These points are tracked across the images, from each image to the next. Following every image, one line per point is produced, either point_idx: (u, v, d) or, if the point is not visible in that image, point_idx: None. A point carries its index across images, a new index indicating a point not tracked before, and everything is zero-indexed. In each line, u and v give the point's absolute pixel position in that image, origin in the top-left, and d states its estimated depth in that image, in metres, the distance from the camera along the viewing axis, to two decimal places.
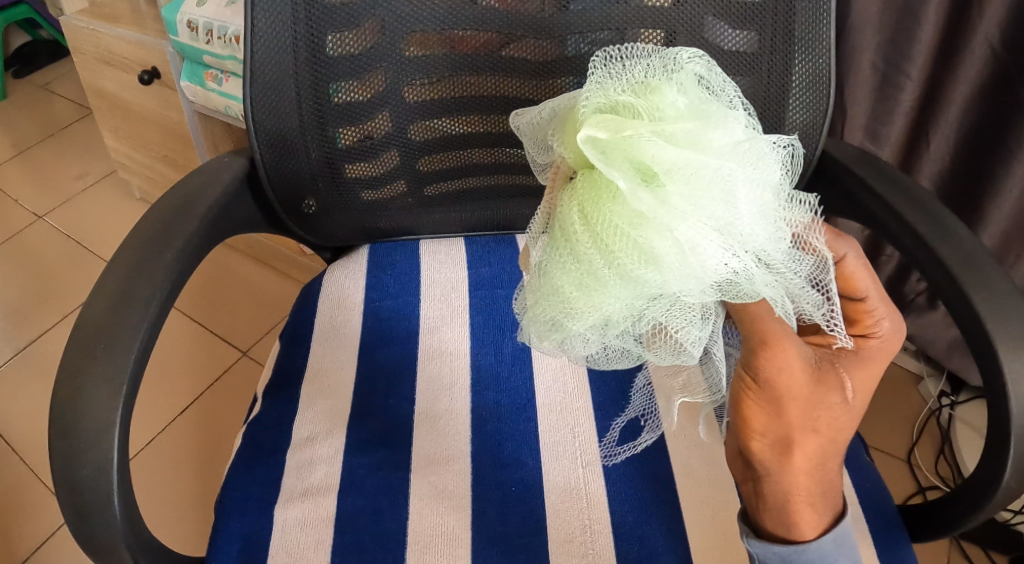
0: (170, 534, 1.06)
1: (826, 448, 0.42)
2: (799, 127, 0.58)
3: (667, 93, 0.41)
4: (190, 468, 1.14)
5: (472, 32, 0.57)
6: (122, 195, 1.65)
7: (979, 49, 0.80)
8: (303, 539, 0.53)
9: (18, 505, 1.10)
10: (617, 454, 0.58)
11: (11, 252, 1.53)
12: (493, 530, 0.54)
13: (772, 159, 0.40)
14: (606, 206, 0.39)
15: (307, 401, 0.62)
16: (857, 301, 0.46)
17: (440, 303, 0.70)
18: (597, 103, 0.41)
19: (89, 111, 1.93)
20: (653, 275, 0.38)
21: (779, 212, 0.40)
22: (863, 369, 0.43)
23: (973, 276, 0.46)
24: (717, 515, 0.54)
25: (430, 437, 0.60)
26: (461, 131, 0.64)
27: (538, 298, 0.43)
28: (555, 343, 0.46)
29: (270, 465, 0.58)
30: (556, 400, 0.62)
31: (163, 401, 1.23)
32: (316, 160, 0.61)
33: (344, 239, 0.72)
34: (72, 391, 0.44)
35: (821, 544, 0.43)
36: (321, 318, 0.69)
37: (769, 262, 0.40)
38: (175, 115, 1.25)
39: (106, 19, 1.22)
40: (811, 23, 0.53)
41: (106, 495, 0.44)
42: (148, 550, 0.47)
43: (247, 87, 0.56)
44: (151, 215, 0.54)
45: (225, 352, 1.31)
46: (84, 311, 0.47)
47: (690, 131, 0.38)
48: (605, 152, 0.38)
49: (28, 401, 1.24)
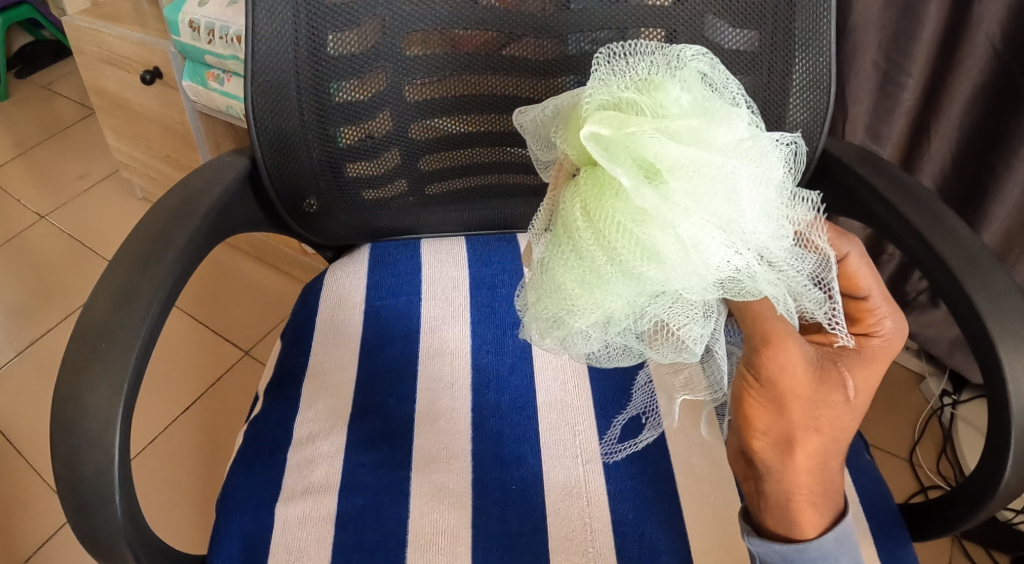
0: (173, 533, 1.06)
1: (828, 447, 0.42)
2: (799, 126, 0.58)
3: (671, 90, 0.40)
4: (192, 467, 1.14)
5: (472, 31, 0.57)
6: (125, 195, 1.65)
7: (980, 47, 0.79)
8: (304, 537, 0.53)
9: (20, 504, 1.11)
10: (619, 451, 0.58)
11: (14, 251, 1.53)
12: (494, 528, 0.54)
13: (775, 156, 0.40)
14: (609, 202, 0.39)
15: (308, 400, 0.62)
16: (860, 300, 0.46)
17: (441, 302, 0.70)
18: (601, 100, 0.41)
19: (92, 111, 1.93)
20: (655, 273, 0.38)
21: (783, 209, 0.40)
22: (865, 368, 0.43)
23: (973, 275, 0.46)
24: (718, 513, 0.54)
25: (431, 436, 0.60)
26: (462, 130, 0.64)
27: (540, 295, 0.43)
28: (556, 340, 0.46)
29: (271, 463, 0.58)
30: (556, 399, 0.62)
31: (166, 400, 1.24)
32: (318, 160, 0.61)
33: (345, 238, 0.72)
34: (73, 390, 0.44)
35: (822, 543, 0.43)
36: (322, 318, 0.69)
37: (772, 260, 0.40)
38: (177, 115, 1.25)
39: (108, 19, 1.22)
40: (812, 22, 0.53)
41: (106, 494, 0.44)
42: (149, 548, 0.47)
43: (249, 87, 0.56)
44: (153, 214, 0.54)
45: (228, 352, 1.31)
46: (85, 310, 0.48)
47: (693, 127, 0.38)
48: (608, 149, 0.38)
49: (31, 400, 1.25)
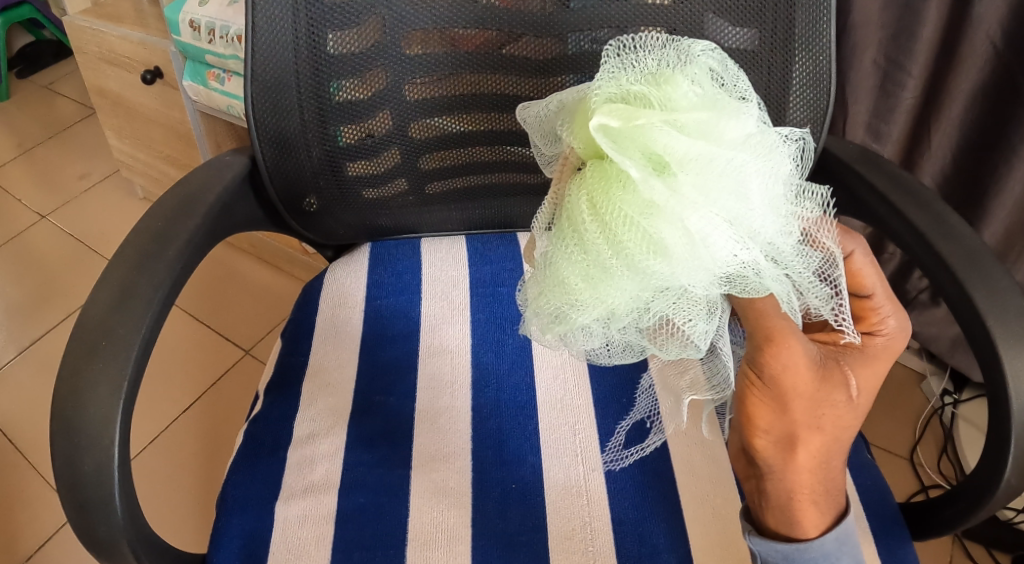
0: (175, 532, 1.06)
1: (830, 446, 0.42)
2: (800, 124, 0.58)
3: (680, 84, 0.40)
4: (193, 467, 1.14)
5: (472, 30, 0.57)
6: (126, 195, 1.66)
7: (980, 46, 0.79)
8: (304, 536, 0.53)
9: (20, 504, 1.11)
10: (624, 459, 0.57)
11: (15, 251, 1.53)
12: (493, 526, 0.54)
13: (783, 152, 0.40)
14: (617, 195, 0.38)
15: (308, 398, 0.63)
16: (864, 298, 0.46)
17: (442, 300, 0.70)
18: (609, 92, 0.41)
19: (93, 111, 1.93)
20: (661, 267, 0.38)
21: (790, 206, 0.40)
22: (868, 367, 0.43)
23: (973, 272, 0.46)
24: (717, 512, 0.54)
25: (431, 434, 0.60)
26: (462, 129, 0.64)
27: (543, 289, 0.43)
28: (557, 336, 0.46)
29: (272, 462, 0.58)
30: (557, 397, 0.62)
31: (166, 400, 1.24)
32: (318, 159, 0.61)
33: (345, 237, 0.72)
34: (73, 388, 0.45)
35: (824, 542, 0.43)
36: (323, 317, 0.69)
37: (779, 256, 0.40)
38: (178, 115, 1.25)
39: (109, 19, 1.22)
40: (812, 20, 0.53)
41: (107, 492, 0.44)
42: (149, 546, 0.47)
43: (248, 85, 0.56)
44: (154, 212, 0.54)
45: (229, 351, 1.31)
46: (86, 309, 0.48)
47: (702, 121, 0.38)
48: (616, 141, 0.38)
49: (32, 400, 1.25)
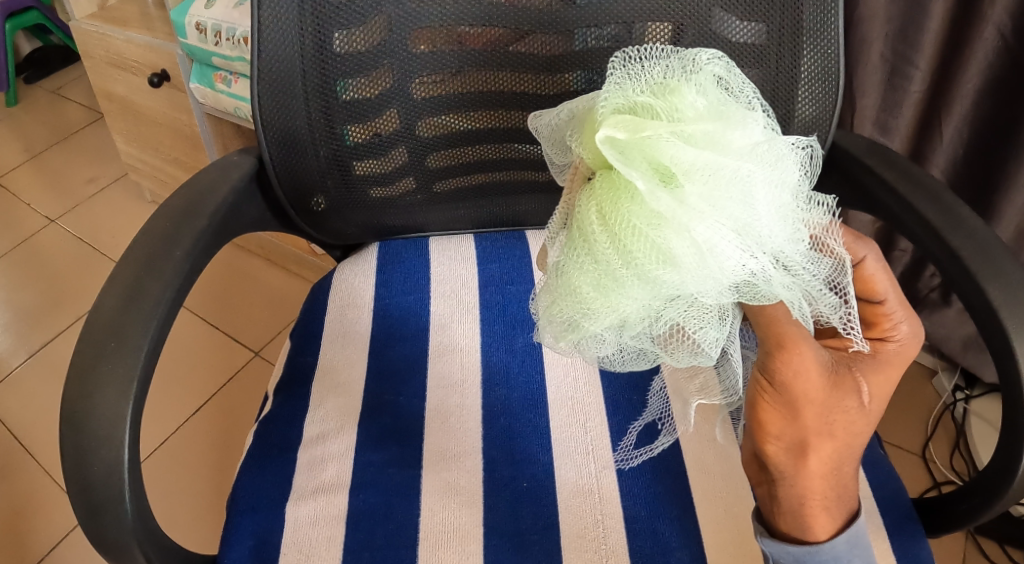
0: (185, 535, 1.07)
1: (841, 452, 0.42)
2: (809, 119, 0.57)
3: (687, 94, 0.40)
4: (204, 468, 1.15)
5: (478, 27, 0.57)
6: (134, 198, 1.66)
7: (990, 38, 0.79)
8: (315, 538, 0.54)
9: (32, 504, 1.12)
10: (634, 458, 0.57)
11: (23, 256, 1.54)
12: (505, 526, 0.54)
13: (791, 160, 0.40)
14: (625, 206, 0.38)
15: (318, 399, 0.63)
16: (876, 304, 0.45)
17: (450, 300, 0.70)
18: (616, 104, 0.41)
19: (101, 115, 1.94)
20: (670, 276, 0.38)
21: (799, 214, 0.40)
22: (880, 373, 0.43)
23: (985, 266, 0.46)
24: (730, 510, 0.54)
25: (441, 434, 0.60)
26: (469, 126, 0.63)
27: (555, 298, 0.43)
28: (570, 342, 0.45)
29: (282, 462, 0.59)
30: (567, 396, 0.62)
31: (177, 402, 1.24)
32: (325, 158, 0.61)
33: (355, 236, 0.72)
34: (83, 392, 0.45)
35: (834, 545, 0.43)
36: (332, 318, 0.69)
37: (788, 263, 0.39)
38: (185, 117, 1.26)
39: (116, 23, 1.23)
40: (820, 11, 0.53)
41: (117, 493, 0.44)
42: (159, 547, 0.47)
43: (257, 85, 0.56)
44: (160, 215, 0.54)
45: (238, 353, 1.31)
46: (95, 310, 0.48)
47: (709, 131, 0.38)
48: (624, 152, 0.38)
49: (43, 403, 1.26)
